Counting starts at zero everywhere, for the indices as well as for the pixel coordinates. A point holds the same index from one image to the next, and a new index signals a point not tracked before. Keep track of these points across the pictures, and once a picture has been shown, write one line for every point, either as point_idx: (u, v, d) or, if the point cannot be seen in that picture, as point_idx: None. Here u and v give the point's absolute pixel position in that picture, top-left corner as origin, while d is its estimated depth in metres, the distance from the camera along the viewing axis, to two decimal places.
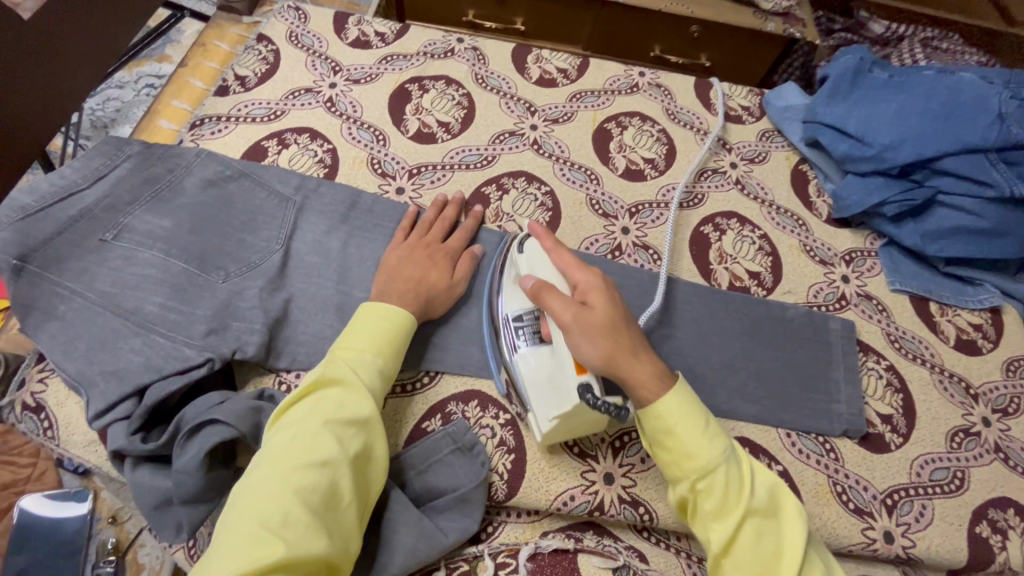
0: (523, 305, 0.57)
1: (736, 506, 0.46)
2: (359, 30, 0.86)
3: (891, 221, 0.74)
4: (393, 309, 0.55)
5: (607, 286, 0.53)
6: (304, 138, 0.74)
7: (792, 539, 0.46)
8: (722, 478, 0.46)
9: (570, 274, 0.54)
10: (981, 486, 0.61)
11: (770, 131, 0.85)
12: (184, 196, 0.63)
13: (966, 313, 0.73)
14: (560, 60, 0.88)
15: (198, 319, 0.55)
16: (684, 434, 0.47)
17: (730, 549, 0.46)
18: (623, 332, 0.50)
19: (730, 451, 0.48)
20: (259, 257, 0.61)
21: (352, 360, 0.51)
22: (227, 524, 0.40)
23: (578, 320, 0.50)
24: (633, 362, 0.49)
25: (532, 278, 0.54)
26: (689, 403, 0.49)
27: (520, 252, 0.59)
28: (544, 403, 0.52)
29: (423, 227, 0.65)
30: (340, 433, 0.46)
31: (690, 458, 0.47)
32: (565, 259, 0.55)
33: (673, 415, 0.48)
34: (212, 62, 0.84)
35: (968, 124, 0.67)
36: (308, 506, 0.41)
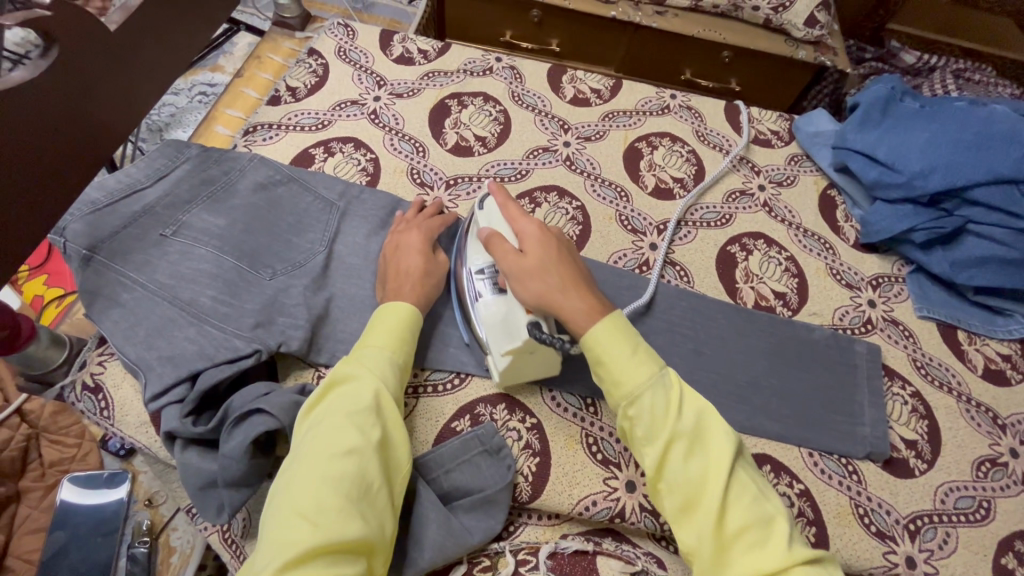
0: (485, 258, 0.59)
1: (661, 424, 0.47)
2: (403, 47, 0.91)
3: (920, 248, 0.74)
4: (399, 305, 0.57)
5: (545, 235, 0.56)
6: (349, 147, 0.78)
7: (719, 460, 0.46)
8: (647, 400, 0.48)
9: (515, 222, 0.57)
10: (1006, 517, 0.61)
11: (799, 155, 0.86)
12: (238, 197, 0.67)
13: (994, 343, 0.73)
14: (594, 81, 0.92)
15: (248, 312, 0.58)
16: (609, 361, 0.50)
17: (661, 467, 0.47)
18: (557, 270, 0.53)
19: (658, 376, 0.49)
20: (305, 258, 0.65)
21: (366, 358, 0.53)
22: (270, 517, 0.43)
23: (512, 266, 0.54)
24: (562, 295, 0.52)
25: (486, 228, 0.58)
26: (616, 327, 0.51)
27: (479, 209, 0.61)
28: (495, 338, 0.55)
29: (402, 220, 0.67)
30: (361, 423, 0.48)
31: (618, 384, 0.49)
32: (510, 209, 0.58)
33: (599, 342, 0.50)
34: (266, 74, 0.90)
35: (999, 156, 0.68)
36: (340, 492, 0.43)
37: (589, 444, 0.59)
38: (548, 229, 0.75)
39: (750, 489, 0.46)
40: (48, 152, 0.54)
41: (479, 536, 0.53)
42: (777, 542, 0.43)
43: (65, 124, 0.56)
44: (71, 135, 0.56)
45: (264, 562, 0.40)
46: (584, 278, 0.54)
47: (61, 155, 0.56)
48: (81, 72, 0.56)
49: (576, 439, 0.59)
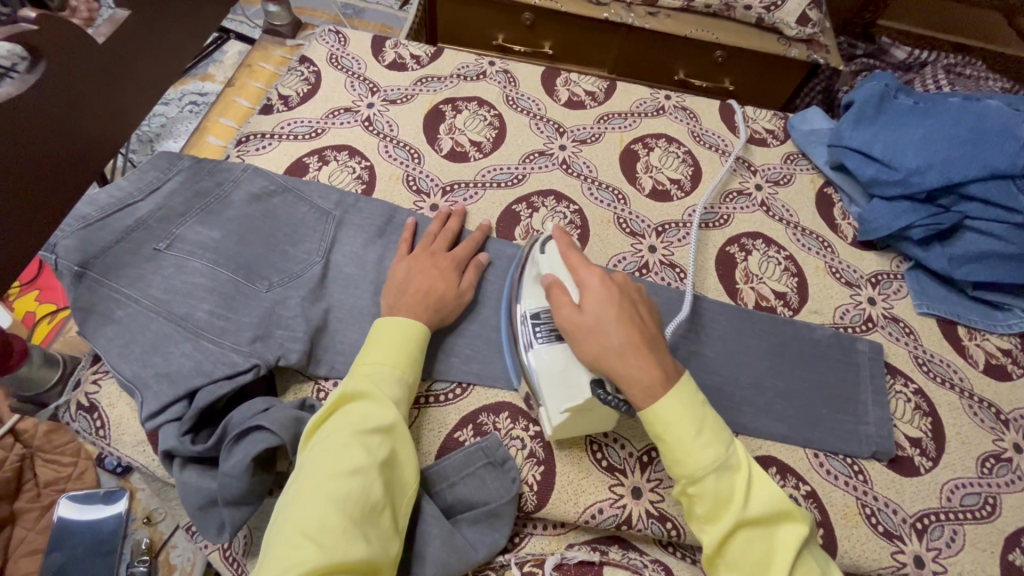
0: (539, 302, 0.58)
1: (728, 512, 0.46)
2: (395, 53, 0.90)
3: (918, 245, 0.74)
4: (403, 319, 0.56)
5: (608, 291, 0.52)
6: (343, 155, 0.77)
7: (785, 552, 0.45)
8: (712, 485, 0.47)
9: (578, 272, 0.55)
10: (1012, 512, 0.61)
11: (794, 153, 0.86)
12: (231, 209, 0.66)
13: (994, 338, 0.73)
14: (588, 83, 0.91)
15: (245, 326, 0.57)
16: (675, 443, 0.47)
17: (722, 549, 0.47)
18: (619, 334, 0.50)
19: (726, 457, 0.47)
20: (301, 268, 0.64)
21: (373, 373, 0.52)
22: (273, 536, 0.42)
23: (569, 322, 0.52)
24: (620, 362, 0.49)
25: (549, 275, 0.56)
26: (682, 403, 0.48)
27: (542, 252, 0.60)
28: (554, 395, 0.53)
29: (427, 239, 0.67)
30: (367, 442, 0.47)
31: (679, 463, 0.47)
32: (572, 259, 0.56)
33: (664, 422, 0.48)
34: (258, 83, 0.89)
35: (995, 150, 0.68)
36: (345, 513, 0.43)
37: (593, 451, 0.59)
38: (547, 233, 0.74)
39: (814, 574, 0.46)
40: (34, 167, 0.53)
41: (483, 551, 0.52)
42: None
43: (53, 138, 0.55)
44: (59, 149, 0.56)
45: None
46: (648, 339, 0.51)
47: (48, 169, 0.55)
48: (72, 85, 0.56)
49: (580, 445, 0.59)
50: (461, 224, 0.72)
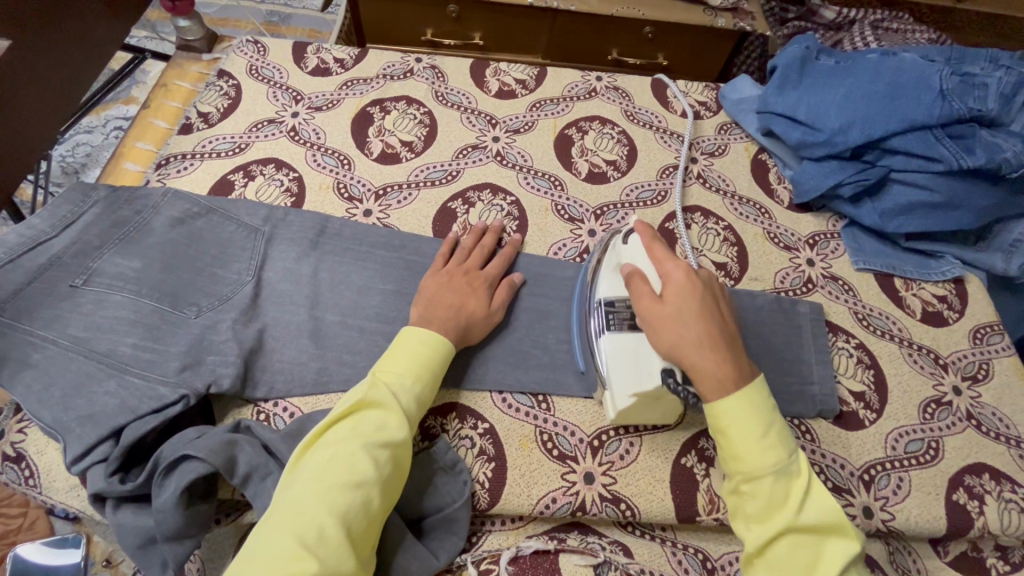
0: (614, 292, 0.58)
1: (778, 514, 0.46)
2: (318, 58, 0.88)
3: (850, 202, 0.76)
4: (433, 334, 0.56)
5: (692, 285, 0.53)
6: (270, 169, 0.75)
7: (830, 563, 0.44)
8: (769, 485, 0.46)
9: (661, 264, 0.55)
10: (955, 453, 0.62)
11: (728, 123, 0.87)
12: (153, 236, 0.64)
13: (930, 286, 0.74)
14: (517, 71, 0.90)
15: (173, 356, 0.56)
16: (737, 438, 0.48)
17: (766, 551, 0.46)
18: (699, 325, 0.51)
19: (787, 463, 0.47)
20: (231, 290, 0.63)
21: (393, 383, 0.52)
22: (265, 534, 0.43)
23: (646, 310, 0.53)
24: (695, 351, 0.50)
25: (630, 266, 0.57)
26: (752, 407, 0.48)
27: (624, 243, 0.60)
28: (623, 379, 0.54)
29: (462, 253, 0.66)
30: (376, 455, 0.48)
31: (738, 459, 0.47)
32: (657, 252, 0.56)
33: (730, 417, 0.48)
34: (174, 101, 0.86)
35: (912, 103, 0.68)
36: (343, 525, 0.44)
37: (544, 441, 0.59)
38: None
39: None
40: None
41: (444, 556, 0.53)
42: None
43: None
44: None
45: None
46: (725, 337, 0.52)
47: None
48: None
49: (530, 438, 0.59)
50: (498, 240, 0.71)
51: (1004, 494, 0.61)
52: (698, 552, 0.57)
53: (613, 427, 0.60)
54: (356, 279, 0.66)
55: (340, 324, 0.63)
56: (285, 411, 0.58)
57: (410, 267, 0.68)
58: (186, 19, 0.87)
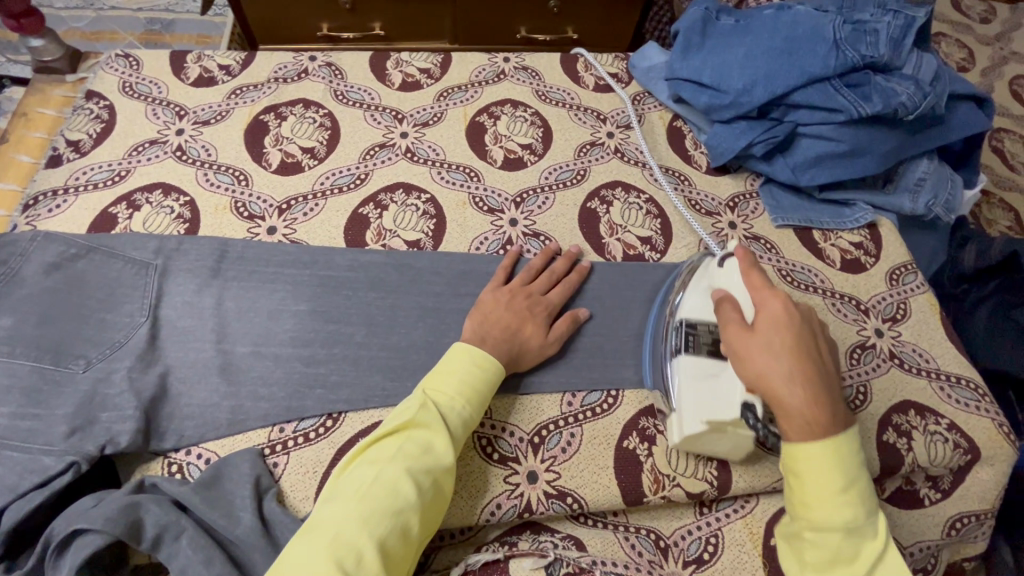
0: (700, 318, 0.57)
1: (842, 570, 0.44)
2: (200, 66, 0.81)
3: (763, 160, 0.76)
4: (485, 355, 0.55)
5: (790, 317, 0.48)
6: (156, 196, 0.69)
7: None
8: (836, 540, 0.44)
9: (757, 292, 0.51)
10: (882, 395, 0.64)
11: (640, 93, 0.86)
12: (25, 287, 0.58)
13: (846, 234, 0.76)
14: (421, 60, 0.86)
15: (59, 420, 0.51)
16: (811, 490, 0.45)
17: None
18: (794, 357, 0.46)
19: (860, 520, 0.44)
20: (124, 334, 0.57)
21: (442, 404, 0.51)
22: (301, 554, 0.42)
23: (733, 341, 0.49)
24: (787, 387, 0.45)
25: (721, 293, 0.55)
26: (837, 457, 0.44)
27: (720, 267, 0.58)
28: (694, 405, 0.53)
29: (530, 274, 0.65)
30: (418, 479, 0.47)
31: (809, 511, 0.45)
32: (754, 277, 0.52)
33: (808, 467, 0.45)
34: (37, 131, 0.77)
35: (808, 56, 0.69)
36: (383, 554, 0.43)
37: (483, 446, 0.57)
38: (401, 230, 0.70)
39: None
40: None
41: None
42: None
43: None
44: None
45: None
46: (822, 374, 0.47)
47: None
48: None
49: (470, 444, 0.57)
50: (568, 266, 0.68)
51: (929, 427, 0.63)
52: (650, 532, 0.57)
53: (553, 421, 0.59)
54: (265, 303, 0.62)
55: (251, 355, 0.59)
56: (199, 458, 0.54)
57: (323, 283, 0.64)
58: (40, 39, 0.78)
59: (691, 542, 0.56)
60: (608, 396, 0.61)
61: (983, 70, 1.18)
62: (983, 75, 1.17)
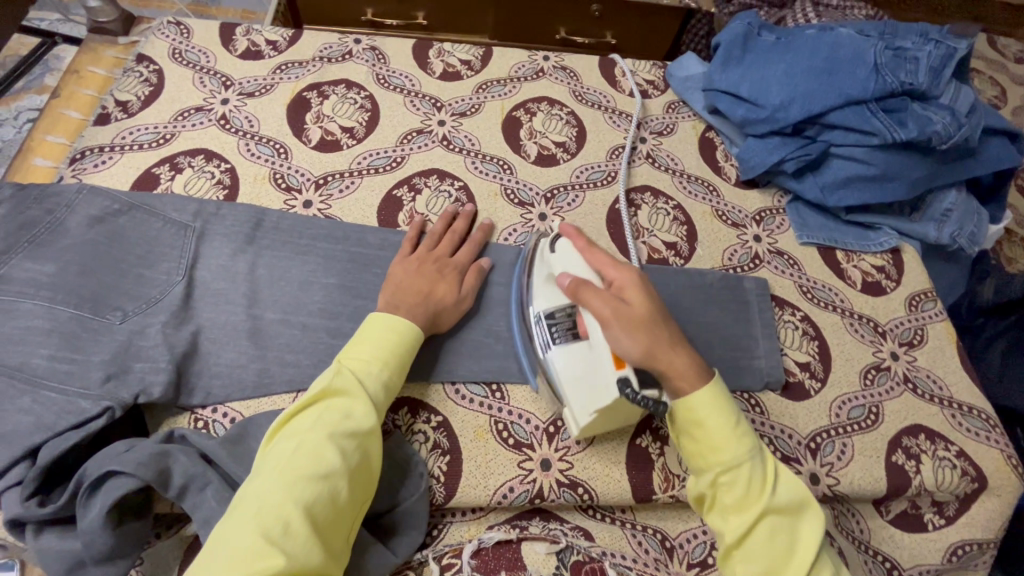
0: (553, 304, 0.57)
1: (755, 501, 0.48)
2: (248, 40, 0.83)
3: (793, 177, 0.77)
4: (401, 320, 0.55)
5: (641, 282, 0.53)
6: (199, 160, 0.71)
7: (807, 544, 0.47)
8: (746, 473, 0.48)
9: (605, 270, 0.54)
10: (894, 417, 0.65)
11: (675, 102, 0.87)
12: (68, 237, 0.60)
13: (868, 257, 0.77)
14: (462, 52, 0.87)
15: (95, 366, 0.52)
16: (712, 428, 0.50)
17: (744, 540, 0.48)
18: (660, 327, 0.51)
19: (757, 452, 0.50)
20: (160, 291, 0.59)
21: (359, 370, 0.52)
22: (227, 533, 0.42)
23: (618, 315, 0.50)
24: (670, 351, 0.50)
25: (568, 275, 0.54)
26: (719, 397, 0.50)
27: (553, 252, 0.58)
28: (581, 399, 0.53)
29: (432, 241, 0.65)
30: (342, 445, 0.47)
31: (715, 450, 0.49)
32: (596, 256, 0.55)
33: (705, 408, 0.50)
34: (89, 89, 0.79)
35: (847, 78, 0.70)
36: (310, 519, 0.43)
37: (499, 430, 0.58)
38: (432, 215, 0.71)
39: (829, 573, 0.47)
40: None
41: (402, 552, 0.52)
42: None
43: None
44: None
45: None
46: (676, 328, 0.53)
47: None
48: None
49: (486, 428, 0.58)
50: (470, 225, 0.70)
51: (938, 452, 0.64)
52: (657, 532, 0.58)
53: (568, 413, 0.60)
54: (296, 274, 0.63)
55: (280, 322, 0.60)
56: (225, 416, 0.55)
57: (354, 260, 0.65)
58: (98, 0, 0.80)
59: (695, 547, 0.57)
60: None
61: (1015, 109, 1.19)
62: (1014, 115, 1.18)
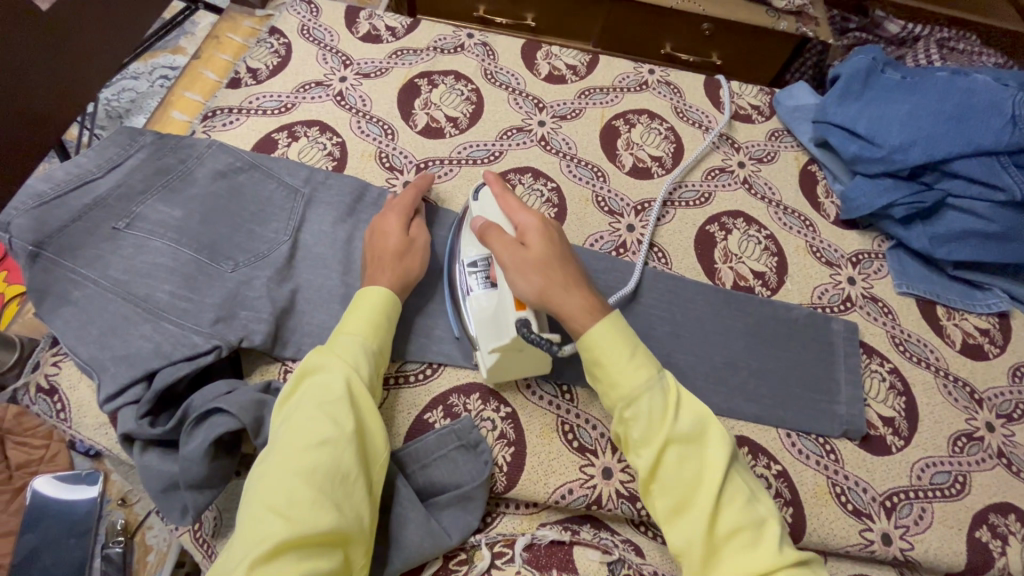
0: (478, 251, 0.57)
1: (659, 430, 0.47)
2: (370, 24, 0.87)
3: (900, 223, 0.73)
4: (374, 294, 0.56)
5: (546, 226, 0.54)
6: (314, 131, 0.75)
7: (712, 466, 0.46)
8: (646, 405, 0.47)
9: (514, 215, 0.55)
10: (982, 490, 0.61)
11: (779, 130, 0.84)
12: (195, 186, 0.64)
13: (973, 317, 0.72)
14: (569, 57, 0.88)
15: (208, 307, 0.56)
16: (609, 362, 0.49)
17: (656, 473, 0.47)
18: (557, 266, 0.51)
19: (655, 380, 0.48)
20: (268, 247, 0.63)
21: (340, 345, 0.52)
22: (240, 520, 0.42)
23: (512, 258, 0.51)
24: (564, 291, 0.50)
25: (480, 219, 0.56)
26: (617, 330, 0.50)
27: (475, 200, 0.59)
28: (486, 337, 0.54)
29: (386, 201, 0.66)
30: (334, 414, 0.47)
31: (615, 385, 0.48)
32: (509, 202, 0.56)
33: (599, 343, 0.49)
34: (225, 54, 0.86)
35: (979, 127, 0.66)
36: (315, 484, 0.42)
37: (565, 432, 0.59)
38: None
39: (742, 495, 0.45)
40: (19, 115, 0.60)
41: (456, 535, 0.53)
42: (767, 545, 0.43)
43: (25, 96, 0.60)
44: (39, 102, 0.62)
45: (234, 563, 0.39)
46: (583, 275, 0.53)
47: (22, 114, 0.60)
48: (25, 43, 0.58)
49: (552, 427, 0.59)
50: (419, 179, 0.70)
51: None
52: None
53: None
54: None
55: None
56: None
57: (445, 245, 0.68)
58: None
59: None
60: None
61: None
62: None
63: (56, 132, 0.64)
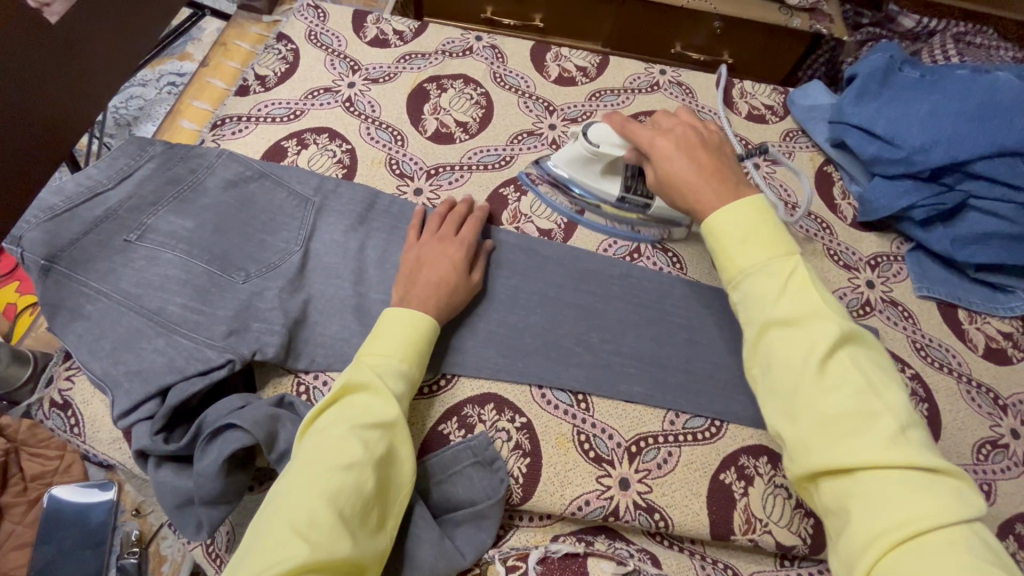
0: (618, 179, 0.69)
1: (760, 311, 0.45)
2: (377, 28, 0.86)
3: (920, 225, 0.72)
4: (416, 316, 0.55)
5: (673, 139, 0.56)
6: (323, 139, 0.74)
7: (824, 351, 0.42)
8: (750, 284, 0.47)
9: (640, 139, 0.58)
10: (1007, 498, 0.60)
11: (793, 131, 0.83)
12: (206, 196, 0.64)
13: (995, 321, 0.71)
14: (579, 58, 0.87)
15: (220, 320, 0.56)
16: (722, 249, 0.49)
17: (758, 356, 0.45)
18: (691, 171, 0.53)
19: (767, 264, 0.47)
20: (279, 257, 0.62)
21: (379, 364, 0.51)
22: (258, 535, 0.41)
23: (657, 181, 0.56)
24: (699, 192, 0.52)
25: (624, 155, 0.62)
26: (744, 214, 0.49)
27: (596, 143, 0.64)
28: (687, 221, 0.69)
29: (433, 223, 0.64)
30: (366, 438, 0.46)
31: (727, 265, 0.48)
32: (631, 130, 0.59)
33: (715, 228, 0.49)
34: (233, 62, 0.86)
35: (1003, 127, 0.64)
36: (337, 510, 0.42)
37: (580, 442, 0.58)
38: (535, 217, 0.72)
39: (857, 383, 0.41)
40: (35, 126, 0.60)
41: (470, 554, 0.52)
42: (883, 432, 0.39)
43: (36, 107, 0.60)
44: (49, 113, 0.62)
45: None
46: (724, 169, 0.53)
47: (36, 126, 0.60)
48: (37, 53, 0.58)
49: (568, 438, 0.58)
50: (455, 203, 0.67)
51: None
52: (727, 568, 0.56)
53: (652, 435, 0.59)
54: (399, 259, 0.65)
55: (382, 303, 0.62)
56: (324, 384, 0.58)
57: None
58: None
59: None
60: (712, 425, 0.60)
61: None
62: None
63: (67, 144, 0.64)
